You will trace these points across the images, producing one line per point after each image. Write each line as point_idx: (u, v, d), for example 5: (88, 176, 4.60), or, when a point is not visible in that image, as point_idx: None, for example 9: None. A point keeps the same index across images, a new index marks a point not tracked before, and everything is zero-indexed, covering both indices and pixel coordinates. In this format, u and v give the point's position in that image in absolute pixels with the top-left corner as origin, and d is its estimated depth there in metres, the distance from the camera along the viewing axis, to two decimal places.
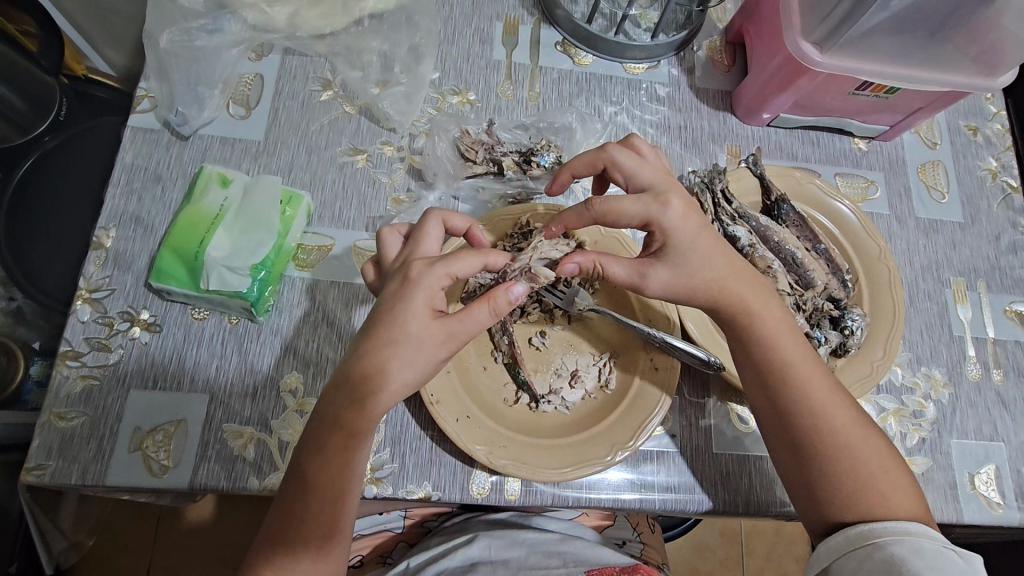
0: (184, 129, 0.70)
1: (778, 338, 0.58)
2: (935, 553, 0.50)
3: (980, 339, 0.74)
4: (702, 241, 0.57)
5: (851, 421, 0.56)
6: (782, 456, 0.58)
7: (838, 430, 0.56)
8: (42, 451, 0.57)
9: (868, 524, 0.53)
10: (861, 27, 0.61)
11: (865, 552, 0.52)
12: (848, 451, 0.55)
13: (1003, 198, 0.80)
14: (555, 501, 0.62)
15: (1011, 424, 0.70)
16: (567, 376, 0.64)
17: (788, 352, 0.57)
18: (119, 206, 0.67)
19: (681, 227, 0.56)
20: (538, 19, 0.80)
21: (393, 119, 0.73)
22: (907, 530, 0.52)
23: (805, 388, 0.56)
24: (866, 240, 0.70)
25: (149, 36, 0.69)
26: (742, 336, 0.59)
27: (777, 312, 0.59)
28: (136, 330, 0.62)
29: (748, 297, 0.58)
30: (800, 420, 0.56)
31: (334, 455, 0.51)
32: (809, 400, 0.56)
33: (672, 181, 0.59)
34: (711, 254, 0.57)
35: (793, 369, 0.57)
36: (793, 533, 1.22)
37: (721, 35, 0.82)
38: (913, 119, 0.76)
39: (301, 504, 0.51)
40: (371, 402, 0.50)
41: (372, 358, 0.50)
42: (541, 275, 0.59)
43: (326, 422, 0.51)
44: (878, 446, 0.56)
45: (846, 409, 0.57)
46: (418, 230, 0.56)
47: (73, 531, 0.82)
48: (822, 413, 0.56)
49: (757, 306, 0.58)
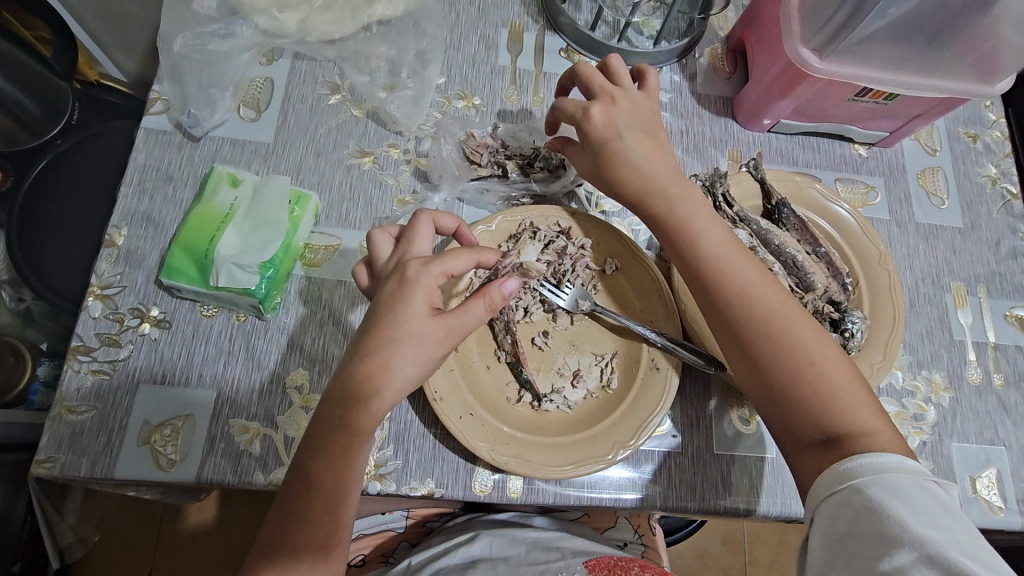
0: (196, 130, 0.72)
1: (723, 252, 0.57)
2: (915, 491, 0.45)
3: (981, 344, 0.74)
4: (630, 138, 0.60)
5: (787, 314, 0.54)
6: (745, 378, 0.56)
7: (775, 327, 0.54)
8: (53, 444, 0.58)
9: (844, 464, 0.48)
10: (859, 33, 0.63)
11: (840, 499, 0.47)
12: (806, 362, 0.53)
13: (1003, 204, 0.81)
14: (557, 500, 0.62)
15: (1012, 427, 0.70)
16: (569, 376, 0.65)
17: (730, 262, 0.56)
18: (131, 205, 0.68)
19: (598, 127, 0.60)
20: (543, 27, 0.81)
21: (399, 122, 0.75)
22: (885, 466, 0.47)
23: (754, 300, 0.55)
24: (865, 244, 0.71)
25: (163, 40, 0.71)
26: (671, 240, 0.59)
27: (722, 233, 0.58)
28: (146, 326, 0.63)
29: (687, 215, 0.58)
30: (751, 335, 0.54)
31: (337, 452, 0.51)
32: (760, 313, 0.54)
33: (619, 91, 0.62)
34: (639, 150, 0.60)
35: (739, 283, 0.55)
36: (795, 541, 1.22)
37: (722, 43, 0.83)
38: (911, 125, 0.77)
39: (301, 504, 0.51)
40: (374, 401, 0.51)
41: (376, 355, 0.51)
42: (532, 269, 0.66)
43: (330, 423, 0.51)
44: (840, 361, 0.53)
45: (803, 321, 0.54)
46: (410, 230, 0.57)
47: (79, 528, 0.83)
48: (774, 324, 0.54)
49: (697, 224, 0.58)
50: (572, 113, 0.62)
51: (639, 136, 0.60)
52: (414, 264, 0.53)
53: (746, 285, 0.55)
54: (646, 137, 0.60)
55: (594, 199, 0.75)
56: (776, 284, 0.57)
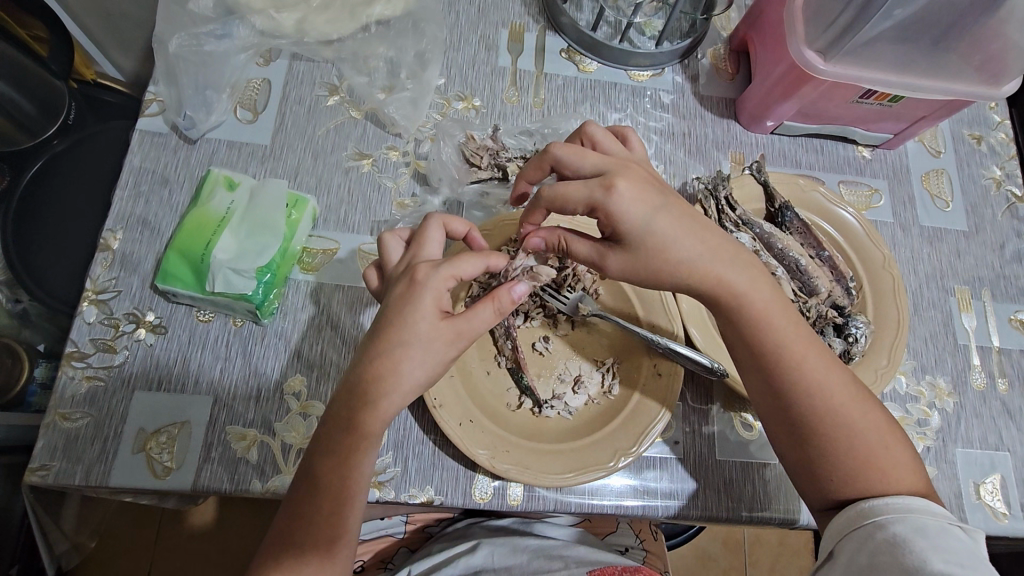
0: (192, 133, 0.71)
1: (769, 316, 0.55)
2: (938, 531, 0.47)
3: (984, 348, 0.73)
4: (663, 220, 0.53)
5: (844, 393, 0.54)
6: (780, 436, 0.57)
7: (832, 407, 0.53)
8: (47, 451, 0.57)
9: (866, 502, 0.51)
10: (866, 35, 0.62)
11: (864, 534, 0.49)
12: (846, 428, 0.53)
13: (1007, 207, 0.80)
14: (557, 507, 0.62)
15: (1017, 433, 0.70)
16: (570, 382, 0.64)
17: (789, 340, 0.55)
18: (126, 209, 0.67)
19: (631, 210, 0.51)
20: (543, 27, 0.80)
21: (398, 124, 0.74)
22: (908, 507, 0.49)
23: (797, 366, 0.54)
24: (870, 248, 0.70)
25: (159, 41, 0.70)
26: (726, 316, 0.56)
27: (767, 292, 0.56)
28: (141, 332, 0.62)
29: (734, 280, 0.55)
30: (791, 402, 0.54)
31: (340, 456, 0.50)
32: (804, 379, 0.54)
33: (623, 162, 0.54)
34: (680, 230, 0.53)
35: (783, 348, 0.55)
36: (796, 543, 1.21)
37: (724, 43, 0.83)
38: (916, 127, 0.76)
39: (305, 506, 0.50)
40: (379, 405, 0.50)
41: (382, 358, 0.50)
42: (541, 271, 0.62)
43: (337, 425, 0.51)
44: (877, 420, 0.54)
45: (856, 400, 0.54)
46: (419, 234, 0.56)
47: (76, 534, 0.84)
48: (818, 392, 0.54)
49: (745, 287, 0.55)
50: (590, 198, 0.52)
51: (676, 216, 0.53)
52: (426, 267, 0.52)
53: (805, 365, 0.54)
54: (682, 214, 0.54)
55: None
56: (832, 360, 0.56)
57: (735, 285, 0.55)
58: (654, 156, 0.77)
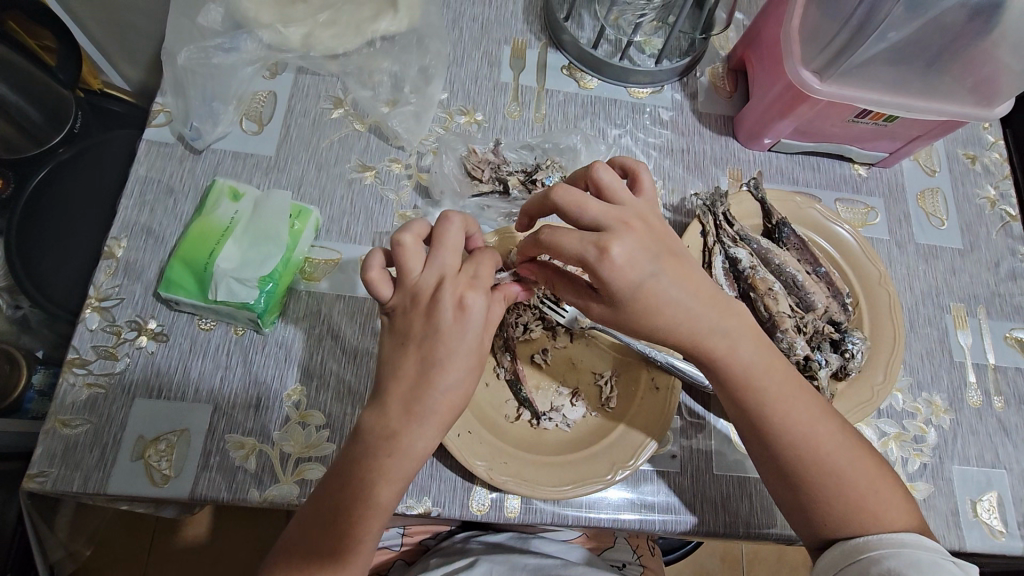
0: (198, 143, 0.72)
1: (781, 400, 0.55)
2: (931, 563, 0.50)
3: (981, 365, 0.74)
4: (648, 285, 0.51)
5: (835, 443, 0.55)
6: (790, 515, 0.57)
7: (819, 454, 0.54)
8: (45, 458, 0.57)
9: (862, 537, 0.53)
10: (859, 56, 0.63)
11: (860, 567, 0.52)
12: (835, 476, 0.54)
13: (1002, 225, 0.81)
14: (554, 519, 0.62)
15: (1012, 450, 0.70)
16: (568, 394, 0.64)
17: (775, 396, 0.55)
18: (131, 216, 0.68)
19: (617, 277, 0.49)
20: (545, 44, 0.82)
21: (402, 137, 0.75)
22: (903, 542, 0.52)
23: (816, 447, 0.54)
24: (865, 264, 0.71)
25: (168, 53, 0.72)
26: (714, 374, 0.56)
27: (779, 370, 0.56)
28: (143, 339, 0.63)
29: (744, 364, 0.55)
30: (808, 482, 0.55)
31: (389, 472, 0.49)
32: (820, 459, 0.54)
33: (626, 220, 0.51)
34: (664, 292, 0.51)
35: (799, 430, 0.55)
36: (794, 561, 1.20)
37: (723, 62, 0.84)
38: (912, 146, 0.77)
39: (339, 522, 0.49)
40: (421, 417, 0.49)
41: (428, 370, 0.49)
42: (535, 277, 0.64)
43: (369, 435, 0.49)
44: (866, 465, 0.55)
45: (842, 445, 0.55)
46: (439, 234, 0.51)
47: (70, 541, 0.84)
48: (834, 469, 0.54)
49: (756, 368, 0.55)
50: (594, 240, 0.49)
51: (668, 278, 0.51)
52: (470, 287, 0.50)
53: (788, 417, 0.55)
54: (668, 270, 0.52)
55: None
56: (821, 408, 0.56)
57: (719, 348, 0.54)
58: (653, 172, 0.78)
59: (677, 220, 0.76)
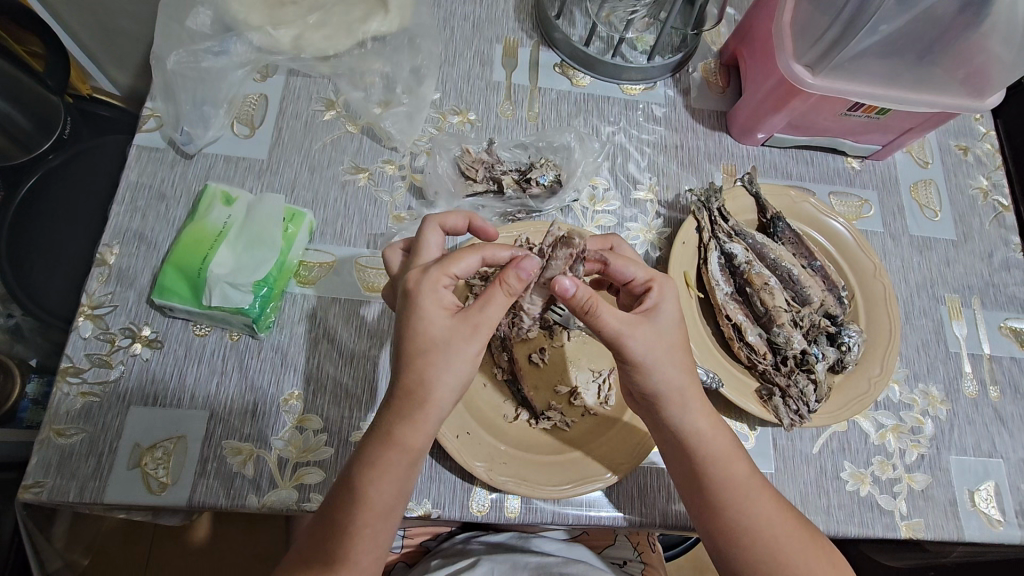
0: (189, 147, 0.71)
1: (717, 458, 0.55)
2: None
3: (976, 356, 0.74)
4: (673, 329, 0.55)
5: (762, 504, 0.54)
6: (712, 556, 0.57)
7: (747, 515, 0.54)
8: (41, 468, 0.56)
9: None
10: (853, 48, 0.63)
11: None
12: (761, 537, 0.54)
13: (995, 216, 0.82)
14: (555, 519, 0.61)
15: (1008, 440, 0.70)
16: (567, 393, 0.64)
17: (712, 454, 0.55)
18: (123, 222, 0.67)
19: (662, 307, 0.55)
20: (537, 43, 0.82)
21: (395, 138, 0.75)
22: None
23: (737, 496, 0.54)
24: (860, 257, 0.71)
25: (157, 57, 0.71)
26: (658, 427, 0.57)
27: (719, 428, 0.56)
28: (138, 346, 0.62)
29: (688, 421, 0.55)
30: (722, 532, 0.55)
31: (392, 473, 0.50)
32: (747, 518, 0.54)
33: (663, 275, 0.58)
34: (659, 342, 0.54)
35: (732, 489, 0.54)
36: None
37: (714, 58, 0.84)
38: (904, 139, 0.77)
39: (337, 529, 0.50)
40: (421, 416, 0.49)
41: (427, 368, 0.49)
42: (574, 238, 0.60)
43: (374, 436, 0.51)
44: (794, 531, 0.54)
45: (770, 508, 0.54)
46: (417, 240, 0.57)
47: (68, 549, 0.82)
48: (747, 525, 0.54)
49: (697, 427, 0.55)
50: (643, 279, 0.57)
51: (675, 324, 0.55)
52: (443, 275, 0.51)
53: (722, 475, 0.55)
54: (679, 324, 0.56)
55: (590, 214, 0.75)
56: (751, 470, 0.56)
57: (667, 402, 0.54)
58: (647, 169, 0.78)
59: (672, 217, 0.76)
